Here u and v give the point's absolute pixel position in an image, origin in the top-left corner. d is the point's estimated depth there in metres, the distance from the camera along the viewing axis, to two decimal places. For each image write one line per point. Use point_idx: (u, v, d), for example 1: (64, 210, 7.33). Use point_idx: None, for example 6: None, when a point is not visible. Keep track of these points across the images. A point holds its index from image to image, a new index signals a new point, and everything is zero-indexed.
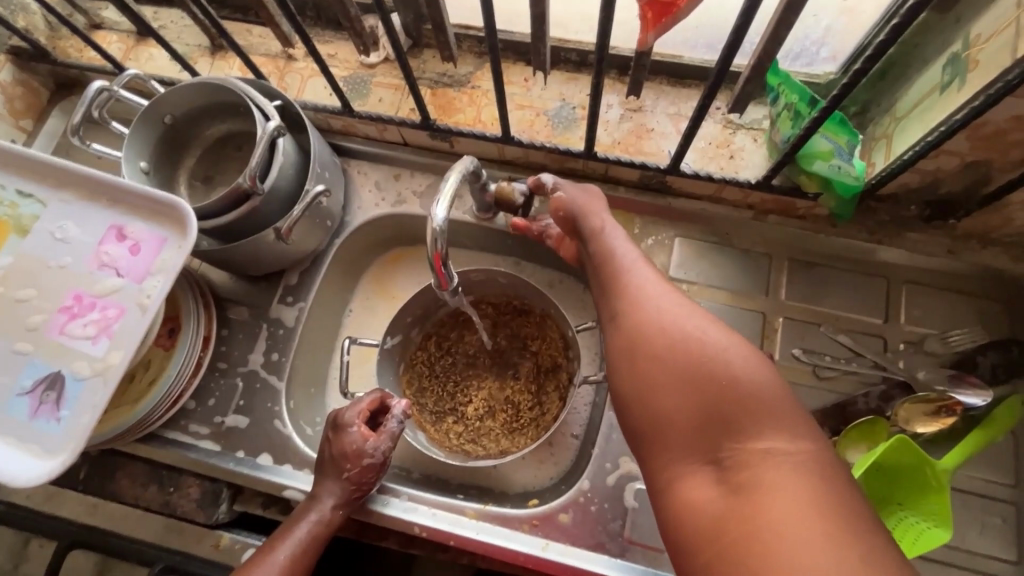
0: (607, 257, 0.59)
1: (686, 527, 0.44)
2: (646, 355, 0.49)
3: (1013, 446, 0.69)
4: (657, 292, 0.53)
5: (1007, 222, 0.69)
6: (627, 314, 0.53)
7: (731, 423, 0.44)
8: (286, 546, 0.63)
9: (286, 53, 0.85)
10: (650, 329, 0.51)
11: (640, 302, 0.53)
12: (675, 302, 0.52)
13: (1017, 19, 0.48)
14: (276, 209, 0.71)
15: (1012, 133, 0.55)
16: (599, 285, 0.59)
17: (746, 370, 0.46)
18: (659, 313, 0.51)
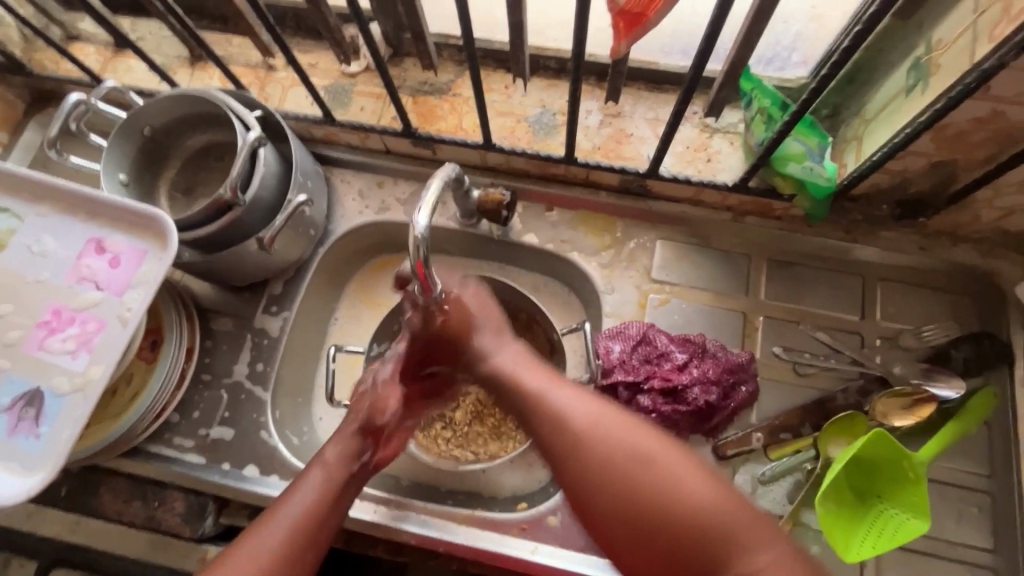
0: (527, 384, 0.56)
1: None
2: (599, 495, 0.49)
3: (987, 437, 0.71)
4: (580, 412, 0.52)
5: (974, 219, 0.71)
6: (562, 451, 0.51)
7: (699, 548, 0.46)
8: (293, 503, 0.54)
9: (266, 63, 0.85)
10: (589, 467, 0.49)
11: (568, 431, 0.51)
12: (598, 416, 0.51)
13: (975, 24, 0.50)
14: (258, 219, 0.71)
15: (975, 133, 0.57)
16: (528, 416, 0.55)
17: (687, 487, 0.47)
18: (598, 443, 0.50)
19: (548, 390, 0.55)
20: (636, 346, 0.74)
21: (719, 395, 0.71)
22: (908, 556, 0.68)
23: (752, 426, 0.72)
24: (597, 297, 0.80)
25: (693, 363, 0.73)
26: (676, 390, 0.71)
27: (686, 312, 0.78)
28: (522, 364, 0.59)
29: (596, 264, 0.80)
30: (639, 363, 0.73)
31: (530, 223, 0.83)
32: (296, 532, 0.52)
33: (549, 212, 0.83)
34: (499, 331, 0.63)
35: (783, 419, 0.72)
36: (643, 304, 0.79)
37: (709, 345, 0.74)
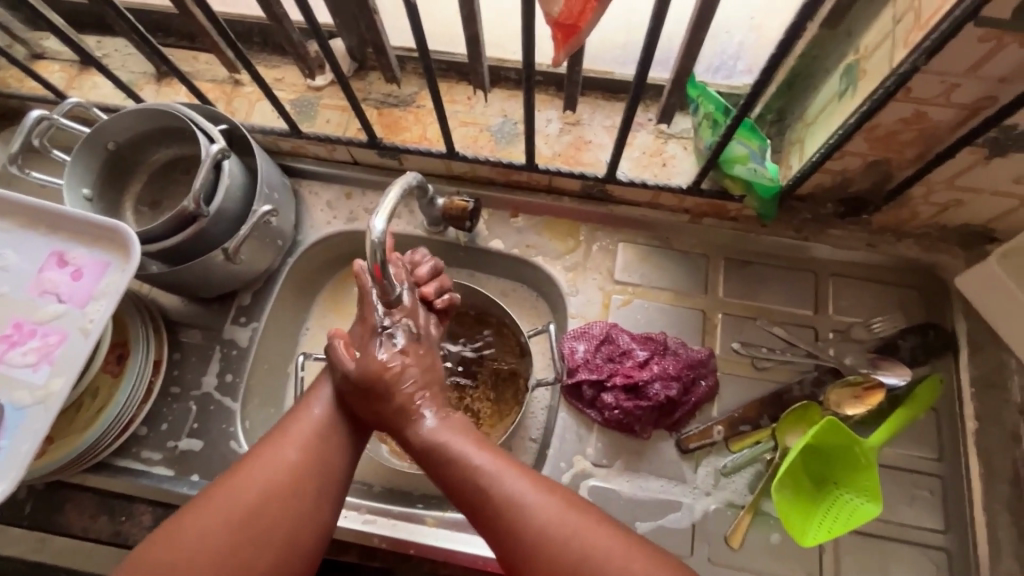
0: (479, 461, 0.55)
1: None
2: None
3: (935, 422, 0.74)
4: (534, 504, 0.52)
5: (914, 215, 0.75)
6: (507, 531, 0.51)
7: None
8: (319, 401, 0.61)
9: (233, 79, 0.87)
10: (532, 550, 0.50)
11: (516, 519, 0.51)
12: (555, 509, 0.52)
13: (892, 32, 0.54)
14: (224, 230, 0.72)
15: (902, 133, 0.61)
16: (471, 491, 0.54)
17: None
18: (545, 538, 0.50)
19: (500, 473, 0.54)
20: (600, 345, 0.77)
21: (679, 390, 0.73)
22: (864, 540, 0.70)
23: (713, 420, 0.74)
24: (562, 299, 0.82)
25: (654, 361, 0.75)
26: (638, 387, 0.74)
27: (648, 312, 0.80)
28: (467, 444, 0.57)
29: (560, 267, 0.82)
30: (603, 361, 0.76)
31: (496, 229, 0.85)
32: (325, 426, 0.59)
33: (514, 218, 0.85)
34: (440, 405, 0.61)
35: (742, 412, 0.74)
36: (607, 305, 0.81)
37: (670, 342, 0.76)
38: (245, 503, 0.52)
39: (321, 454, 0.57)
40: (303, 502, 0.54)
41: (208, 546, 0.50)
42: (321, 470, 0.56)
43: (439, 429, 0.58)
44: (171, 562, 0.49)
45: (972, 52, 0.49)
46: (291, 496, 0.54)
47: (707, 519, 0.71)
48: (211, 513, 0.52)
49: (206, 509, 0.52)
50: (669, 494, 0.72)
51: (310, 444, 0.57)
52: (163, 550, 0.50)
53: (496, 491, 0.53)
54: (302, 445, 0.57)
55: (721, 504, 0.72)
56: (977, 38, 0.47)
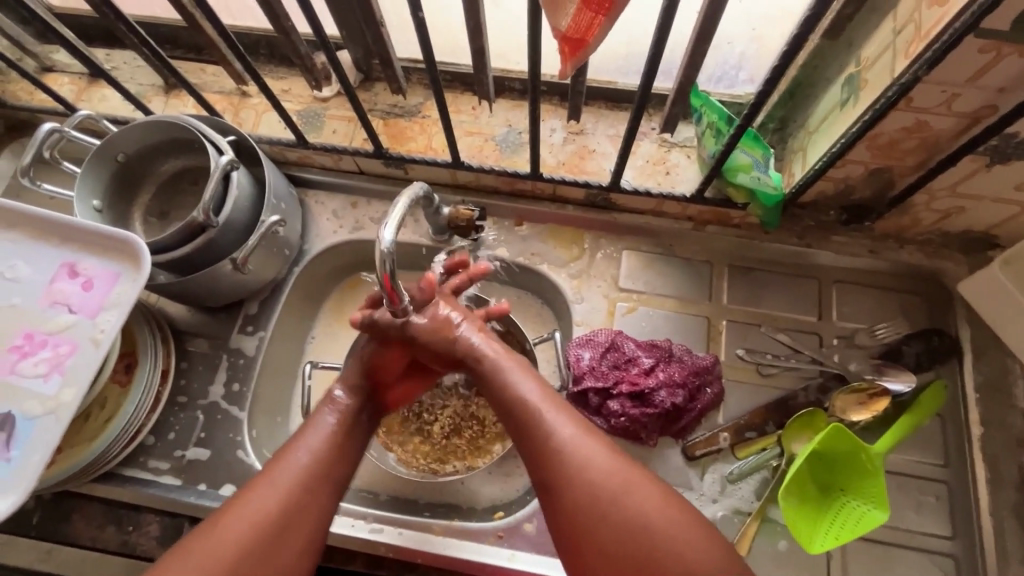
0: (524, 403, 0.59)
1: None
2: (582, 505, 0.52)
3: (941, 428, 0.74)
4: (573, 440, 0.55)
5: (915, 221, 0.75)
6: (552, 473, 0.55)
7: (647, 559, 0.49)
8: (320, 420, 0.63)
9: (240, 90, 0.88)
10: (576, 468, 0.54)
11: (559, 457, 0.55)
12: (594, 441, 0.56)
13: (893, 43, 0.54)
14: (232, 241, 0.73)
15: (904, 141, 0.61)
16: (518, 433, 0.58)
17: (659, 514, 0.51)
18: (586, 462, 0.54)
19: (542, 414, 0.58)
20: (605, 353, 0.77)
21: (685, 397, 0.73)
22: (871, 546, 0.70)
23: (718, 427, 0.75)
24: (567, 306, 0.83)
25: (660, 368, 0.75)
26: (644, 394, 0.74)
27: (652, 319, 0.81)
28: (516, 372, 0.62)
29: (565, 275, 0.83)
30: (608, 369, 0.76)
31: (501, 237, 0.85)
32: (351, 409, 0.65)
33: (519, 226, 0.86)
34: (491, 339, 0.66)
35: (747, 419, 0.74)
36: (611, 312, 0.81)
37: (675, 348, 0.77)
38: (290, 477, 0.57)
39: (348, 441, 0.63)
40: (339, 478, 0.60)
41: (259, 512, 0.54)
42: (343, 456, 0.61)
43: (500, 360, 0.63)
44: (225, 530, 0.52)
45: (972, 62, 0.50)
46: (327, 476, 0.59)
47: (714, 526, 0.71)
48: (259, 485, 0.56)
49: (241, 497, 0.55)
50: None
51: (338, 431, 0.63)
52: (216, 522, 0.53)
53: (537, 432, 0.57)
54: (333, 431, 0.62)
55: (727, 511, 0.72)
56: (977, 49, 0.48)
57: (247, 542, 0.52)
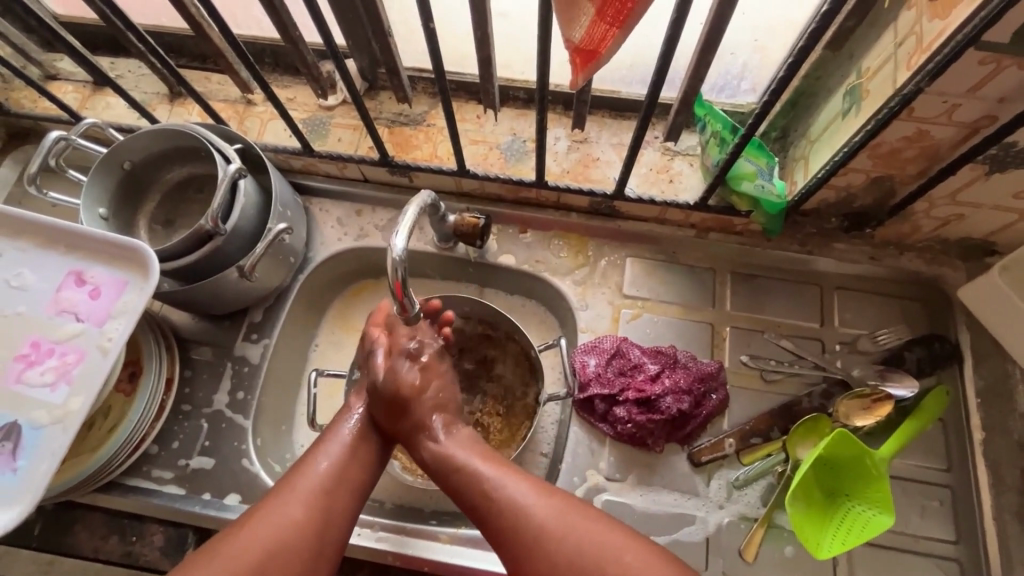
0: (482, 475, 0.58)
1: None
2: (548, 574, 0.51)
3: (943, 433, 0.75)
4: (532, 506, 0.55)
5: (915, 229, 0.77)
6: (514, 540, 0.54)
7: None
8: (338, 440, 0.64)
9: (245, 99, 0.88)
10: (537, 535, 0.53)
11: (521, 526, 0.54)
12: (556, 506, 0.55)
13: (894, 54, 0.56)
14: (238, 249, 0.73)
15: (905, 150, 0.62)
16: (476, 501, 0.57)
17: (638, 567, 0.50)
18: (546, 527, 0.53)
19: (500, 482, 0.57)
20: (611, 359, 0.77)
21: (690, 403, 0.74)
22: (877, 551, 0.70)
23: (724, 432, 0.75)
24: (572, 313, 0.83)
25: (665, 374, 0.76)
26: (650, 400, 0.74)
27: (656, 325, 0.81)
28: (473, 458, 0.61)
29: (570, 282, 0.84)
30: (614, 375, 0.76)
31: (506, 244, 0.86)
32: (371, 423, 0.66)
33: (523, 234, 0.86)
34: (448, 421, 0.67)
35: (752, 425, 0.75)
36: (616, 319, 0.82)
37: (679, 355, 0.77)
38: (311, 487, 0.58)
39: (368, 453, 0.64)
40: (364, 486, 0.61)
41: (280, 522, 0.55)
42: (363, 469, 0.62)
43: (447, 445, 0.64)
44: (242, 540, 0.53)
45: (972, 74, 0.51)
46: (347, 487, 0.60)
47: (721, 533, 0.71)
48: (281, 493, 0.57)
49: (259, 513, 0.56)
50: (682, 508, 0.73)
51: (354, 445, 0.63)
52: (236, 529, 0.54)
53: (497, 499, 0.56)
54: (352, 439, 0.64)
55: (733, 517, 0.72)
56: (978, 61, 0.49)
57: (265, 553, 0.52)
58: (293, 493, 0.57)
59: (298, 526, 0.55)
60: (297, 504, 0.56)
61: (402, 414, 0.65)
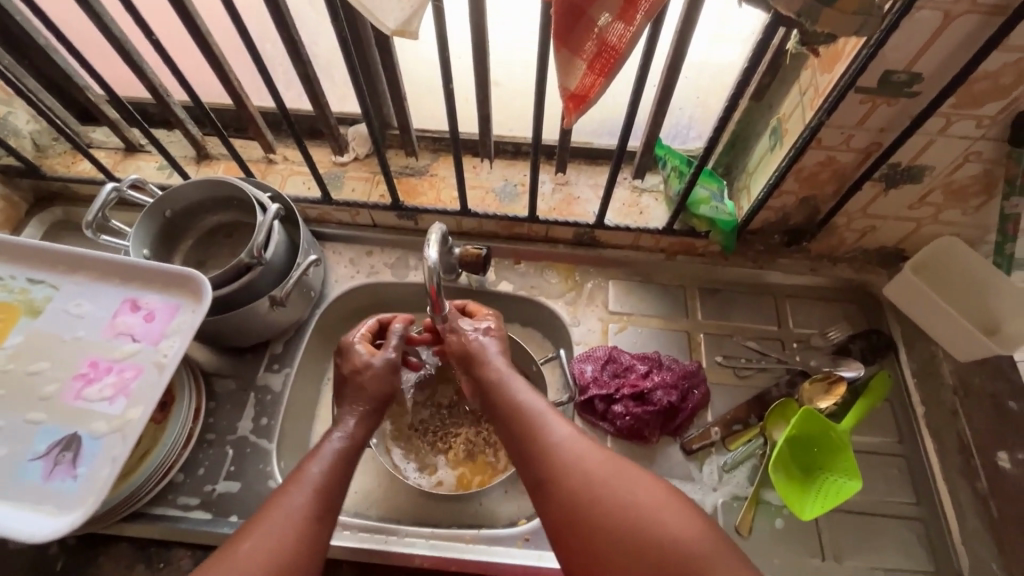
0: (519, 399, 0.70)
1: (588, 533, 0.59)
2: (555, 474, 0.62)
3: (890, 410, 0.87)
4: (576, 449, 0.64)
5: (841, 241, 0.93)
6: (557, 477, 0.62)
7: (620, 517, 0.58)
8: (318, 460, 0.67)
9: (267, 158, 1.00)
10: (552, 448, 0.64)
11: (561, 466, 0.62)
12: (574, 437, 0.65)
13: (800, 101, 0.74)
14: (269, 281, 0.81)
15: (820, 174, 0.79)
16: (510, 416, 0.69)
17: (635, 489, 0.60)
18: (560, 444, 0.64)
19: (549, 421, 0.67)
20: (605, 364, 0.87)
21: (678, 396, 0.84)
22: (855, 517, 0.79)
23: (709, 423, 0.85)
24: (566, 329, 0.94)
25: (654, 372, 0.86)
26: (644, 394, 0.84)
27: (641, 335, 0.93)
28: (521, 385, 0.72)
29: (562, 303, 0.95)
30: (610, 378, 0.86)
31: (503, 275, 0.98)
32: (353, 436, 0.71)
33: (517, 264, 0.99)
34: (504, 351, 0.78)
35: (732, 414, 0.85)
36: (605, 332, 0.93)
37: (663, 358, 0.88)
38: (294, 507, 0.61)
39: (344, 469, 0.68)
40: (339, 498, 0.65)
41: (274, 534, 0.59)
42: (338, 485, 0.65)
43: (506, 371, 0.74)
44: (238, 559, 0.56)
45: (857, 111, 0.69)
46: (329, 502, 0.64)
47: (718, 511, 0.79)
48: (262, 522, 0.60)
49: (245, 545, 0.58)
50: (681, 493, 0.80)
51: (337, 462, 0.67)
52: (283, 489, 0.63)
53: (539, 439, 0.65)
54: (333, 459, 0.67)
55: (727, 497, 0.80)
56: (859, 101, 0.67)
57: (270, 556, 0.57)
58: (332, 451, 0.68)
59: (335, 480, 0.65)
60: (338, 462, 0.67)
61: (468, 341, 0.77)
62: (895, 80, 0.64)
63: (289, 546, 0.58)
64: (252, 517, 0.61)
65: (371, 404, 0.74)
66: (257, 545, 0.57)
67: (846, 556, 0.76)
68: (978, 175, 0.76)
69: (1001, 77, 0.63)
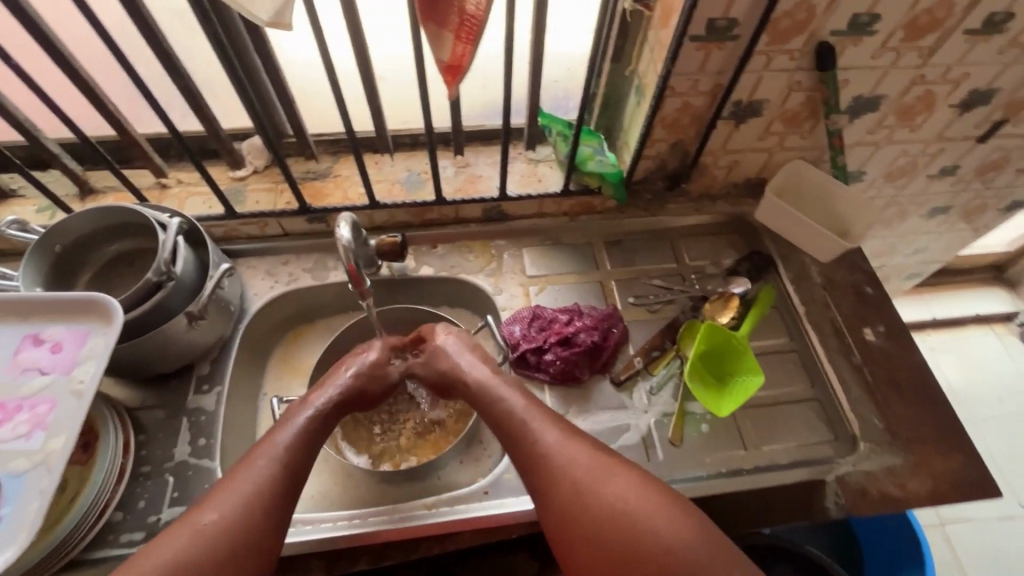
0: (507, 407, 0.75)
1: (582, 530, 0.64)
2: (548, 478, 0.68)
3: (780, 315, 1.00)
4: (565, 452, 0.68)
5: (714, 180, 1.06)
6: (551, 480, 0.67)
7: (611, 515, 0.63)
8: (284, 432, 0.70)
9: (159, 184, 0.98)
10: (543, 453, 0.69)
11: (558, 473, 0.67)
12: (563, 440, 0.70)
13: (651, 56, 0.84)
14: (182, 300, 0.79)
15: (682, 119, 0.91)
16: (501, 424, 0.74)
17: (622, 488, 0.65)
18: (549, 449, 0.69)
19: (536, 426, 0.71)
20: (531, 322, 0.94)
21: (599, 335, 0.91)
22: (765, 409, 0.90)
23: (631, 355, 0.93)
24: (491, 299, 0.99)
25: (575, 319, 0.93)
26: (568, 339, 0.91)
27: (560, 291, 1.00)
28: (505, 389, 0.77)
29: (483, 276, 1.01)
30: (537, 332, 0.92)
31: (423, 259, 1.02)
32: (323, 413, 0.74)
33: (435, 248, 1.03)
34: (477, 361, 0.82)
35: (650, 342, 0.94)
36: (527, 295, 1.00)
37: (582, 307, 0.96)
38: (248, 485, 0.64)
39: (304, 453, 0.70)
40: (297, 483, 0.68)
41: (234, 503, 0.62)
42: (301, 459, 0.69)
43: (488, 379, 0.79)
44: (199, 523, 0.60)
45: (696, 57, 0.80)
46: (284, 472, 0.67)
47: (653, 430, 0.87)
48: (214, 497, 0.63)
49: (200, 513, 0.61)
50: (618, 421, 0.88)
51: (301, 439, 0.70)
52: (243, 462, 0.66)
53: (531, 445, 0.70)
54: (301, 431, 0.71)
55: (658, 416, 0.89)
56: (695, 48, 0.79)
57: (227, 524, 0.61)
58: (303, 420, 0.72)
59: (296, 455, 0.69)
60: (306, 435, 0.71)
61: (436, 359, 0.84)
62: (718, 27, 0.76)
63: (241, 517, 0.61)
64: (219, 483, 0.65)
65: (343, 396, 0.77)
66: (224, 511, 0.61)
67: (763, 442, 0.87)
68: (804, 102, 0.91)
69: (797, 14, 0.76)
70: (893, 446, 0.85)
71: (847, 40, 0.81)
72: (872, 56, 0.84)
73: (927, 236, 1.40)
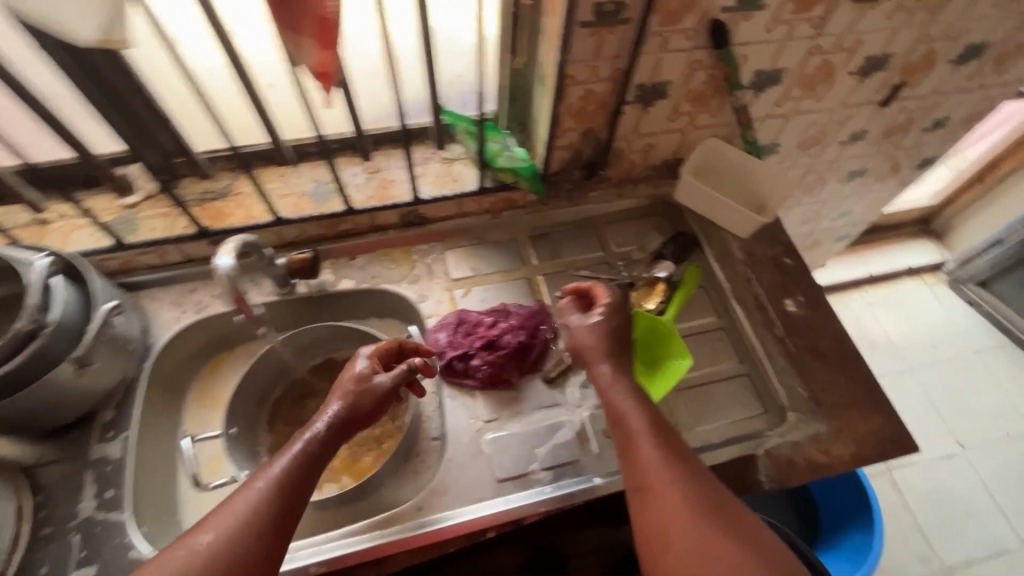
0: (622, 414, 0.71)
1: (659, 552, 0.60)
2: (645, 491, 0.64)
3: (706, 294, 1.01)
4: (666, 474, 0.64)
5: (631, 164, 1.05)
6: (648, 496, 0.64)
7: (690, 548, 0.58)
8: (282, 457, 0.64)
9: (39, 220, 0.90)
10: (648, 465, 0.65)
11: (654, 490, 0.63)
12: (673, 460, 0.65)
13: (546, 45, 0.82)
14: (66, 346, 0.73)
15: (587, 107, 0.89)
16: (618, 426, 0.71)
17: (716, 526, 0.59)
18: (654, 466, 0.65)
19: (644, 440, 0.67)
20: (457, 328, 0.91)
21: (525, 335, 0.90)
22: (696, 390, 0.91)
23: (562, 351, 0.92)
24: (415, 307, 0.96)
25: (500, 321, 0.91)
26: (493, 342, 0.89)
27: (486, 291, 0.98)
28: (627, 397, 0.73)
29: (406, 284, 0.97)
30: (463, 337, 0.90)
31: (341, 273, 0.98)
32: (320, 442, 0.67)
33: (352, 260, 0.99)
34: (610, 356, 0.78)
35: None
36: (452, 299, 0.97)
37: (509, 306, 0.94)
38: (245, 507, 0.59)
39: (301, 480, 0.63)
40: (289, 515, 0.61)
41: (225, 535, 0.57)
42: (297, 490, 0.63)
43: (610, 381, 0.75)
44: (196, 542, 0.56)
45: (589, 43, 0.78)
46: (283, 495, 0.61)
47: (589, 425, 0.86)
48: (214, 515, 0.58)
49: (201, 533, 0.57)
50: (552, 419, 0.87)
51: (295, 466, 0.64)
52: (248, 483, 0.61)
53: (637, 454, 0.67)
54: (298, 454, 0.65)
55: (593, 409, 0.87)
56: (586, 34, 0.77)
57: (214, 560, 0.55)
58: (299, 447, 0.65)
59: (291, 482, 0.62)
60: (308, 455, 0.65)
61: (584, 338, 0.80)
62: (607, 11, 0.74)
63: (236, 544, 0.56)
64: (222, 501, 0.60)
65: (348, 408, 0.71)
66: (219, 532, 0.56)
67: (696, 424, 0.88)
68: (707, 80, 0.90)
69: None
70: (818, 413, 0.87)
71: (738, 16, 0.80)
72: (766, 30, 0.84)
73: (848, 199, 1.44)
